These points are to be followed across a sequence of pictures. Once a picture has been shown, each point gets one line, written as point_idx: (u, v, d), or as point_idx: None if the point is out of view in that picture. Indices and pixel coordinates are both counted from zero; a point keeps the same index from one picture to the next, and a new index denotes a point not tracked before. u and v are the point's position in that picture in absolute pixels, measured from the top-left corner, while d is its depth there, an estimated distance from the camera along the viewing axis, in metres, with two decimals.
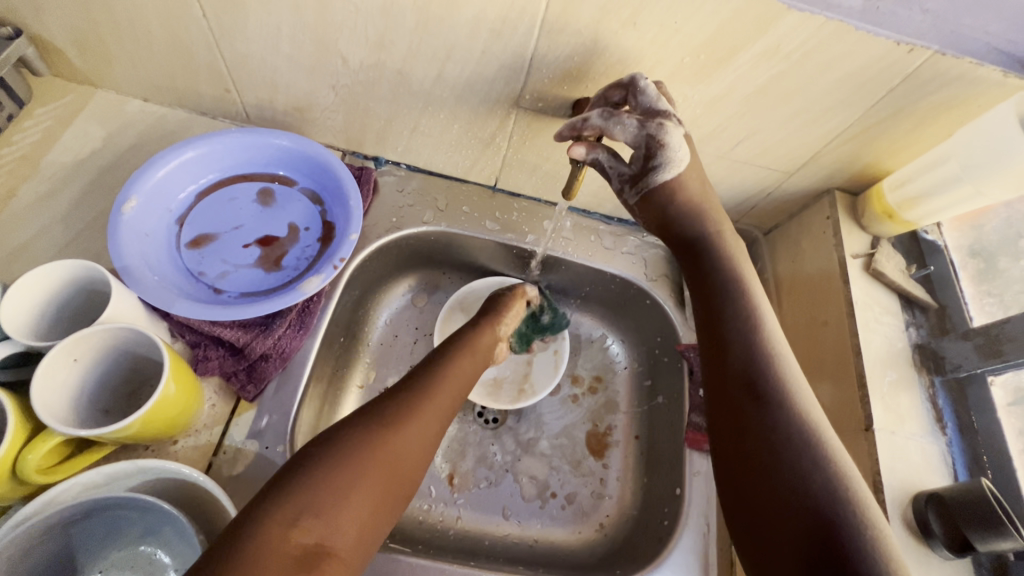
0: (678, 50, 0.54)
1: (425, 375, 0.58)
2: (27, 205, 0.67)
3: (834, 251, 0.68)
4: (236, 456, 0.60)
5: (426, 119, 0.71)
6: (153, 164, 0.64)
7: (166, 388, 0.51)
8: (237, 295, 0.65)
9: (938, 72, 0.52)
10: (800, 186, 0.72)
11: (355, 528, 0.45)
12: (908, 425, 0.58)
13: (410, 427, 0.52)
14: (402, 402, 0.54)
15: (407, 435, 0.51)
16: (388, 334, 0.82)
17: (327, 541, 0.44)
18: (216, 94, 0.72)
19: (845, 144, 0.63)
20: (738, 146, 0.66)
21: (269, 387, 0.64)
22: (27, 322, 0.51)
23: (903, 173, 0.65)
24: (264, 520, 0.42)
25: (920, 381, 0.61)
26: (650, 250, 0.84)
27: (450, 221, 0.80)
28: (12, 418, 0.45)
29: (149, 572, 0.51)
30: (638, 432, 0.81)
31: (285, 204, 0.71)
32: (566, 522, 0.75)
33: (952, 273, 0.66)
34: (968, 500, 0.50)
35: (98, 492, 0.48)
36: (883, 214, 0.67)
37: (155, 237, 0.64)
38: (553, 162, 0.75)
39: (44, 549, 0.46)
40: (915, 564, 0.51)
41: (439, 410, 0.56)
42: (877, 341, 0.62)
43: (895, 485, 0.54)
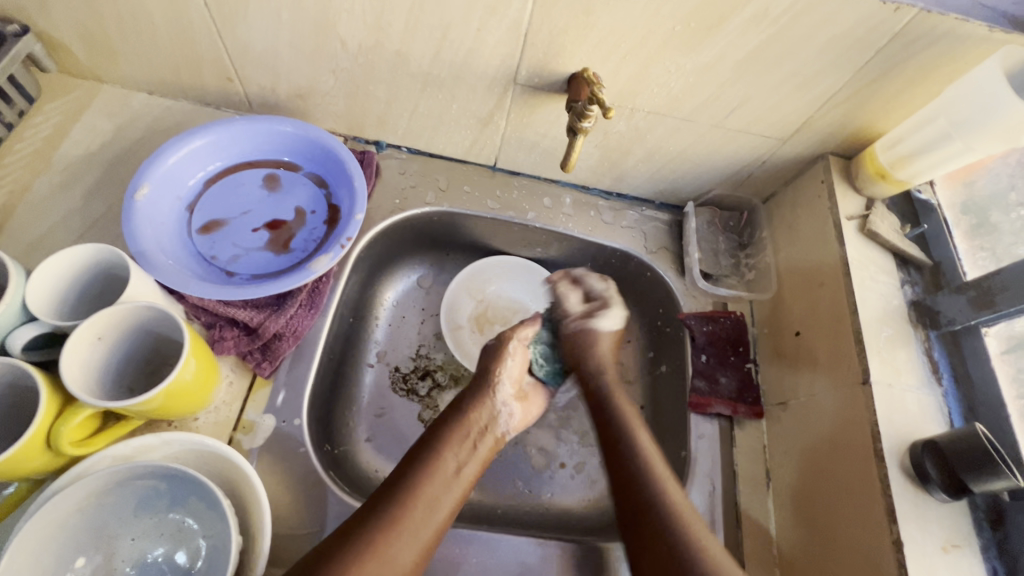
0: (668, 18, 0.56)
1: (431, 448, 0.61)
2: (41, 198, 0.69)
3: (829, 214, 0.70)
4: (255, 429, 0.62)
5: (425, 100, 0.72)
6: (162, 152, 0.66)
7: (185, 364, 0.53)
8: (248, 278, 0.67)
9: (925, 30, 0.54)
10: (793, 153, 0.73)
11: None
12: (904, 377, 0.59)
13: (431, 485, 0.58)
14: (422, 464, 0.59)
15: (432, 495, 0.57)
16: (395, 315, 0.84)
17: None
18: (219, 84, 0.74)
19: (837, 106, 0.64)
20: (732, 115, 0.67)
21: (284, 364, 0.66)
22: (50, 304, 0.53)
23: (894, 133, 0.66)
24: None
25: (915, 336, 0.62)
26: (649, 224, 0.85)
27: (451, 202, 0.81)
28: (43, 394, 0.47)
29: (179, 539, 0.53)
30: (642, 403, 0.82)
31: (290, 188, 0.72)
32: (576, 489, 0.77)
33: (946, 231, 0.67)
34: (964, 447, 0.52)
35: (126, 463, 0.50)
36: (875, 175, 0.68)
37: (167, 224, 0.66)
38: (550, 139, 0.76)
39: (80, 519, 0.49)
40: (913, 509, 0.53)
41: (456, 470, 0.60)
42: (872, 299, 0.63)
43: (892, 435, 0.56)
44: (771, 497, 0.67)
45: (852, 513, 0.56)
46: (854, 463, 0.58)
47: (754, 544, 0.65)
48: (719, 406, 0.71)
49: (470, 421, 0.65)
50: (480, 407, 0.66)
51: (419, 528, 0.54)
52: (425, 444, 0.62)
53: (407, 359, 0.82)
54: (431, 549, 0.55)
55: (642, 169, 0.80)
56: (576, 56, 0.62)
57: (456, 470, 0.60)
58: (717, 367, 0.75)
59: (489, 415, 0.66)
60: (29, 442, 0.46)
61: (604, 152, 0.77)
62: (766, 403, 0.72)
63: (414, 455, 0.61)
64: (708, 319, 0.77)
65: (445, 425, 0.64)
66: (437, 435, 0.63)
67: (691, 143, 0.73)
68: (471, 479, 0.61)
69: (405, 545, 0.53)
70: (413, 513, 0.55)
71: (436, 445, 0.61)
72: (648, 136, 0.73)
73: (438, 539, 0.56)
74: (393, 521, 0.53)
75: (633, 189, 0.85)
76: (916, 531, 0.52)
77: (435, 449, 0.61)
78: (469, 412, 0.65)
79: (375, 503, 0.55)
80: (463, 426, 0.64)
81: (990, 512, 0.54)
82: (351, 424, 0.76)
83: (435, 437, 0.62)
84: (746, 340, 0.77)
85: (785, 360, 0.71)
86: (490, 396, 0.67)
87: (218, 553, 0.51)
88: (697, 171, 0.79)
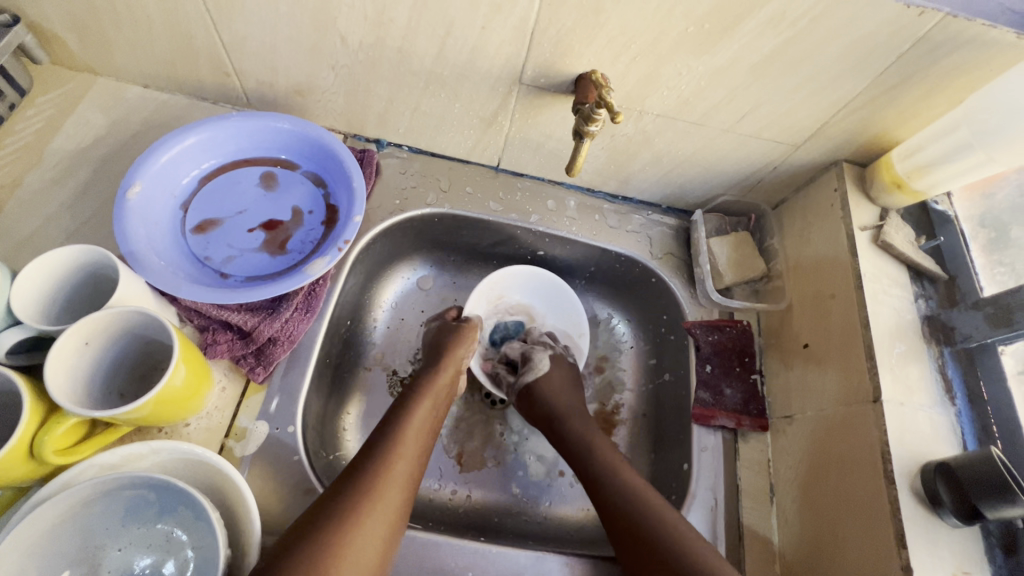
0: (681, 20, 0.53)
1: (404, 404, 0.64)
2: (32, 194, 0.68)
3: (842, 223, 0.68)
4: (247, 436, 0.61)
5: (427, 99, 0.70)
6: (156, 148, 0.64)
7: (175, 370, 0.51)
8: (243, 279, 0.65)
9: (950, 36, 0.51)
10: (806, 159, 0.71)
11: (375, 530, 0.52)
12: (916, 396, 0.57)
13: (409, 433, 0.61)
14: (397, 417, 0.62)
15: (409, 441, 0.60)
16: (394, 317, 0.83)
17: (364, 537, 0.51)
18: (216, 79, 0.72)
19: (853, 113, 0.62)
20: (744, 120, 0.65)
21: (278, 369, 0.64)
22: (36, 307, 0.51)
23: (912, 141, 0.63)
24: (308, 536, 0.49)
25: (929, 352, 0.60)
26: (655, 229, 0.83)
27: (453, 203, 0.79)
28: (27, 402, 0.45)
29: (166, 550, 0.51)
30: (644, 411, 0.81)
31: (287, 188, 0.71)
32: (575, 499, 0.76)
33: (963, 244, 0.65)
34: (980, 473, 0.50)
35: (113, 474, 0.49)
36: (891, 184, 0.66)
37: (160, 223, 0.64)
38: (555, 140, 0.74)
39: (64, 529, 0.47)
40: (924, 534, 0.51)
41: (426, 422, 0.63)
42: (885, 313, 0.61)
43: (904, 456, 0.54)
44: (775, 513, 0.66)
45: (860, 534, 0.55)
46: (862, 481, 0.56)
47: (757, 562, 0.63)
48: (724, 418, 0.70)
49: (438, 384, 0.67)
50: (448, 363, 0.69)
51: (404, 470, 0.58)
52: (398, 403, 0.64)
53: (406, 363, 0.81)
54: (411, 500, 0.57)
55: (648, 172, 0.77)
56: (584, 57, 0.60)
57: (425, 422, 0.63)
58: (722, 378, 0.73)
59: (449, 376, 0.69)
60: (11, 451, 0.44)
61: (611, 154, 0.74)
62: (771, 416, 0.71)
63: (389, 415, 0.63)
64: (713, 329, 0.75)
65: (418, 384, 0.67)
66: (409, 393, 0.66)
67: (700, 148, 0.71)
68: (431, 434, 0.64)
69: (394, 489, 0.56)
70: (398, 457, 0.58)
71: (410, 402, 0.64)
72: (656, 139, 0.71)
73: (416, 483, 0.59)
74: (381, 465, 0.56)
75: (639, 193, 0.83)
76: (927, 557, 0.50)
77: (409, 404, 0.64)
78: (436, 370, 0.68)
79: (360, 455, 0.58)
80: (435, 384, 0.67)
81: (1003, 538, 0.52)
82: (348, 429, 0.74)
83: (411, 393, 0.66)
84: (751, 350, 0.75)
85: (791, 372, 0.70)
86: (459, 353, 0.71)
87: (206, 567, 0.50)
88: (705, 176, 0.77)
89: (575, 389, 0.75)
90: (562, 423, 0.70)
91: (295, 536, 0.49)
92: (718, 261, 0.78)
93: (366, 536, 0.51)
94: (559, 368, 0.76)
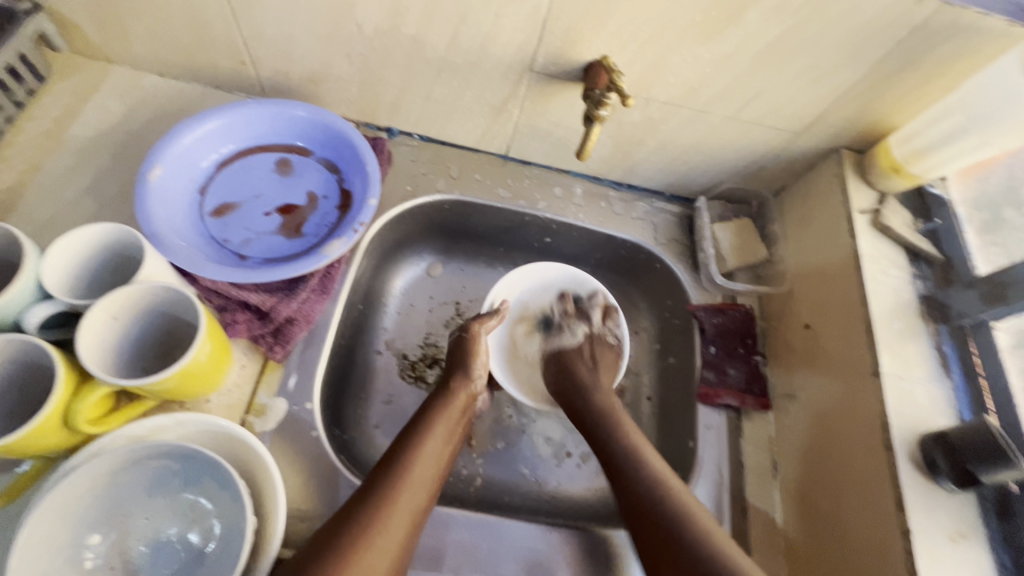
0: (689, 8, 0.56)
1: (416, 431, 0.64)
2: (52, 178, 0.69)
3: (842, 207, 0.70)
4: (266, 412, 0.62)
5: (439, 87, 0.72)
6: (176, 132, 0.65)
7: (200, 346, 0.53)
8: (260, 261, 0.66)
9: (946, 24, 0.54)
10: (806, 146, 0.73)
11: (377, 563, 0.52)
12: (914, 370, 0.60)
13: (419, 463, 0.60)
14: (408, 445, 0.62)
15: (419, 470, 0.60)
16: (404, 303, 0.85)
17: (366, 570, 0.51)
18: (232, 67, 0.74)
19: (853, 100, 0.64)
20: (747, 107, 0.67)
21: (296, 348, 0.66)
22: (64, 283, 0.53)
23: (909, 127, 0.65)
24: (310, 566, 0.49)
25: (926, 330, 0.62)
26: (660, 216, 0.85)
27: (463, 189, 0.81)
28: (61, 372, 0.47)
29: (192, 520, 0.53)
30: (649, 393, 0.83)
31: (302, 173, 0.72)
32: (583, 478, 0.78)
33: (958, 226, 0.67)
34: (980, 441, 0.52)
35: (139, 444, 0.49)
36: (889, 169, 0.68)
37: (179, 206, 0.65)
38: (564, 128, 0.76)
39: (94, 497, 0.49)
40: (923, 500, 0.53)
41: (438, 449, 0.63)
42: (884, 292, 0.64)
43: (902, 427, 0.56)
44: (778, 488, 0.68)
45: (860, 503, 0.57)
46: (862, 451, 0.58)
47: (761, 534, 0.65)
48: (728, 397, 0.72)
49: (451, 411, 0.67)
50: (462, 388, 0.70)
51: (413, 499, 0.57)
52: (410, 429, 0.64)
53: (416, 347, 0.83)
54: (420, 529, 0.57)
55: (653, 160, 0.79)
56: (594, 44, 0.62)
57: (437, 450, 0.63)
58: (725, 359, 0.75)
59: (465, 402, 0.69)
60: (46, 419, 0.46)
61: (617, 142, 0.76)
62: (774, 395, 0.73)
63: (400, 441, 0.63)
64: (717, 311, 0.77)
65: (430, 411, 0.67)
66: (422, 419, 0.66)
67: (704, 135, 0.73)
68: (447, 464, 0.64)
69: (400, 521, 0.55)
70: (408, 486, 0.58)
71: (422, 430, 0.64)
72: (662, 127, 0.73)
73: (428, 511, 0.58)
74: (388, 496, 0.56)
75: (644, 180, 0.85)
76: (925, 520, 0.52)
77: (423, 431, 0.64)
78: (450, 396, 0.68)
79: (371, 480, 0.58)
80: (448, 410, 0.67)
81: (998, 503, 0.54)
82: (361, 409, 0.76)
83: (424, 419, 0.66)
84: (754, 332, 0.77)
85: (792, 352, 0.72)
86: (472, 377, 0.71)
87: (232, 534, 0.51)
88: (708, 164, 0.79)
89: (611, 367, 0.76)
90: (575, 402, 0.71)
91: (299, 564, 0.50)
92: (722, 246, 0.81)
93: (368, 568, 0.51)
94: (598, 345, 0.78)
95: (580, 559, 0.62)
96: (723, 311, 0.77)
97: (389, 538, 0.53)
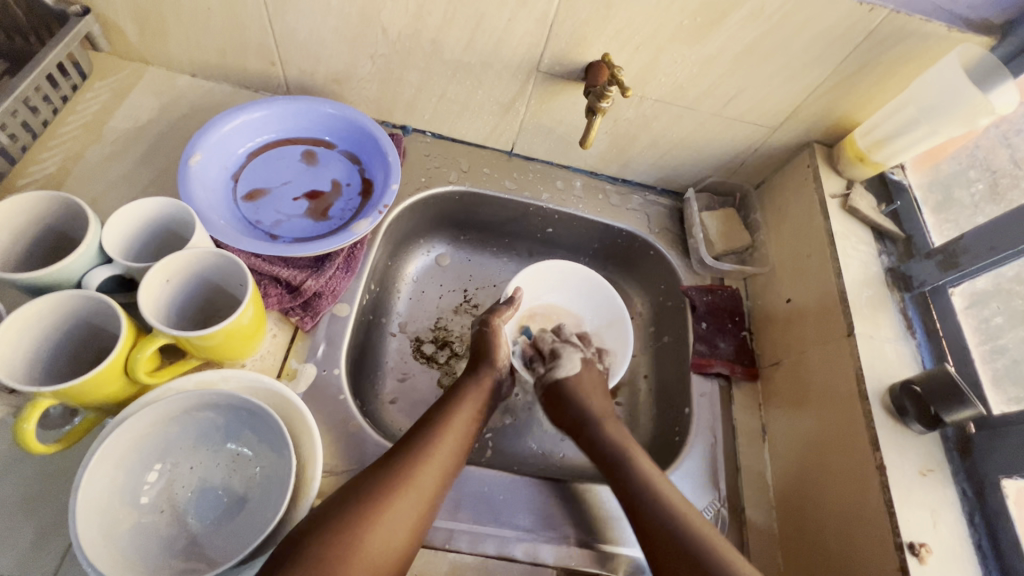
0: (677, 14, 0.64)
1: (449, 403, 0.68)
2: (93, 166, 0.74)
3: (815, 193, 0.78)
4: (297, 376, 0.67)
5: (453, 86, 0.79)
6: (215, 122, 0.72)
7: (244, 309, 0.57)
8: (290, 240, 0.72)
9: (895, 29, 0.63)
10: (782, 141, 0.82)
11: (408, 511, 0.56)
12: (883, 331, 0.67)
13: (450, 431, 0.64)
14: (441, 416, 0.66)
15: (449, 437, 0.64)
16: (416, 290, 0.91)
17: (396, 515, 0.55)
18: (261, 68, 0.80)
19: (821, 97, 0.73)
20: (729, 104, 0.76)
21: (322, 320, 0.71)
22: (119, 251, 0.58)
23: (870, 122, 0.75)
24: (348, 504, 0.54)
25: (892, 297, 0.70)
26: (652, 208, 0.93)
27: (472, 181, 0.88)
28: (124, 324, 0.52)
29: (234, 469, 0.57)
30: (647, 371, 0.89)
31: (327, 164, 0.79)
32: (586, 451, 0.83)
33: (916, 208, 0.76)
34: (938, 385, 0.59)
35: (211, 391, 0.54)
36: (855, 158, 0.77)
37: (216, 189, 0.71)
38: (565, 125, 0.84)
39: (147, 444, 0.53)
40: (895, 439, 0.60)
41: (467, 420, 0.67)
42: (854, 266, 0.72)
43: (875, 379, 0.63)
44: (766, 449, 0.74)
45: (842, 449, 0.63)
46: (839, 403, 0.65)
47: (754, 488, 0.71)
48: (719, 366, 0.78)
49: (479, 387, 0.72)
50: (492, 370, 0.74)
51: (443, 460, 0.61)
52: (443, 401, 0.69)
53: (428, 329, 0.88)
54: (447, 488, 0.61)
55: (646, 155, 0.87)
56: (594, 46, 0.70)
57: (468, 422, 0.67)
58: (717, 333, 0.81)
59: (492, 386, 0.73)
60: (111, 365, 0.50)
61: (614, 138, 0.84)
62: (760, 365, 0.80)
63: (434, 410, 0.67)
64: (707, 291, 0.84)
65: (459, 388, 0.71)
66: (452, 395, 0.70)
67: (691, 131, 0.82)
68: (475, 436, 0.68)
69: (430, 477, 0.59)
70: (433, 451, 0.61)
71: (454, 401, 0.69)
72: (653, 124, 0.81)
73: (453, 475, 0.62)
74: (420, 454, 0.60)
75: (637, 175, 0.92)
76: (897, 457, 0.59)
77: (453, 403, 0.68)
78: (480, 375, 0.73)
79: (405, 440, 0.62)
80: (477, 389, 0.72)
81: (960, 443, 0.61)
82: (380, 385, 0.81)
83: (456, 394, 0.70)
84: (741, 311, 0.84)
85: (775, 325, 0.79)
86: (497, 363, 0.74)
87: (272, 480, 0.56)
88: (696, 159, 0.87)
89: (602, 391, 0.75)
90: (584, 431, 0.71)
91: (339, 499, 0.55)
92: (711, 234, 0.88)
93: (399, 511, 0.55)
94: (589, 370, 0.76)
95: (589, 511, 0.67)
96: (714, 290, 0.84)
97: (420, 490, 0.58)
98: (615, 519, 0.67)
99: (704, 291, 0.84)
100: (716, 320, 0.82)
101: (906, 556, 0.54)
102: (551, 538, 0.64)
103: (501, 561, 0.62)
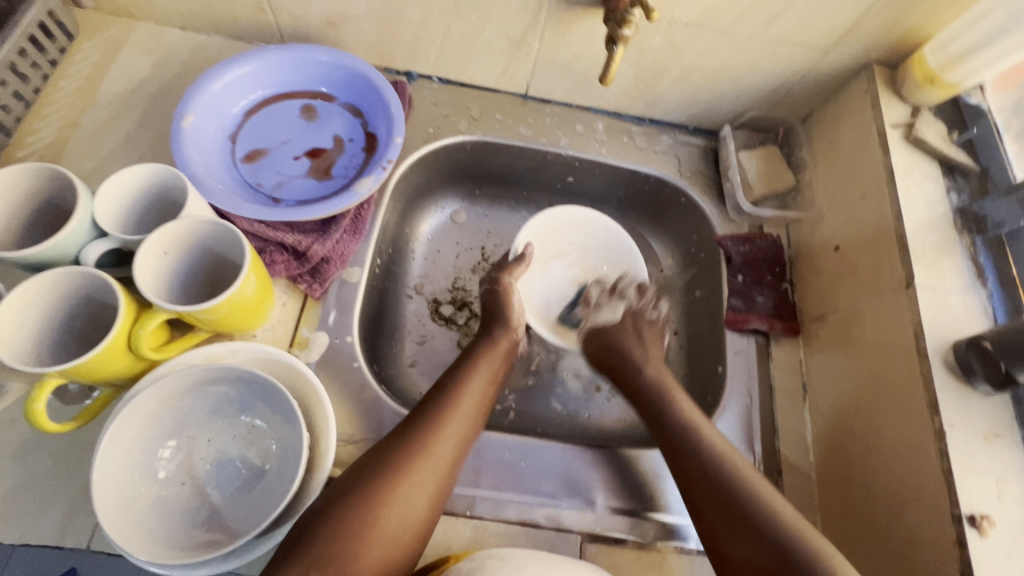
0: None
1: (462, 369, 0.65)
2: (89, 134, 0.71)
3: (873, 124, 0.68)
4: (309, 344, 0.65)
5: (457, 22, 0.71)
6: (206, 80, 0.67)
7: (246, 279, 0.55)
8: (294, 204, 0.68)
9: None
10: (836, 64, 0.72)
11: (424, 481, 0.54)
12: (949, 280, 0.59)
13: (464, 398, 0.62)
14: (454, 382, 0.63)
15: (464, 404, 0.61)
16: (430, 249, 0.87)
17: (413, 487, 0.53)
18: (251, 16, 0.74)
19: (887, 7, 0.62)
20: (774, 24, 0.66)
21: (332, 287, 0.68)
22: (114, 224, 0.55)
23: (944, 35, 0.64)
24: (363, 477, 0.53)
25: (961, 241, 0.62)
26: (684, 149, 0.84)
27: (484, 130, 0.81)
28: (122, 299, 0.50)
29: (249, 441, 0.56)
30: (677, 328, 0.84)
31: (327, 118, 0.73)
32: (613, 411, 0.80)
33: (994, 135, 0.66)
34: (1011, 340, 0.52)
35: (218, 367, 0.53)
36: (923, 80, 0.66)
37: (212, 152, 0.67)
38: (584, 60, 0.75)
39: (161, 419, 0.53)
40: (957, 401, 0.54)
41: (482, 385, 0.64)
42: (917, 206, 0.63)
43: (937, 334, 0.56)
44: (808, 409, 0.69)
45: (896, 412, 0.57)
46: (894, 362, 0.59)
47: (793, 451, 0.67)
48: (757, 321, 0.72)
49: (494, 350, 0.69)
50: (507, 332, 0.71)
51: (458, 429, 0.59)
52: (456, 367, 0.66)
53: (445, 290, 0.85)
54: (464, 456, 0.59)
55: (676, 90, 0.78)
56: None
57: (483, 387, 0.64)
58: (754, 286, 0.75)
59: (508, 348, 0.70)
60: (114, 342, 0.49)
61: (639, 72, 0.75)
62: (803, 320, 0.73)
63: (447, 376, 0.65)
64: (744, 241, 0.76)
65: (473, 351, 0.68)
66: (466, 359, 0.67)
67: (729, 59, 0.72)
68: (491, 401, 0.65)
69: (445, 446, 0.57)
70: (448, 420, 0.59)
71: (469, 367, 0.66)
72: (683, 53, 0.71)
73: (468, 444, 0.60)
74: (435, 423, 0.58)
75: (666, 113, 0.84)
76: (959, 419, 0.53)
77: (467, 368, 0.66)
78: (495, 338, 0.70)
79: (419, 408, 0.60)
80: (491, 351, 0.68)
81: None
82: (399, 348, 0.79)
83: (469, 359, 0.67)
84: (782, 261, 0.77)
85: (821, 275, 0.72)
86: (512, 326, 0.71)
87: (287, 453, 0.55)
88: (734, 91, 0.78)
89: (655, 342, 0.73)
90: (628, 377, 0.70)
91: (355, 472, 0.53)
92: (750, 177, 0.80)
93: (415, 483, 0.54)
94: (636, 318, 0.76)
95: (616, 477, 0.65)
96: (751, 237, 0.77)
97: (435, 461, 0.56)
98: (642, 484, 0.64)
99: (742, 241, 0.77)
100: (754, 272, 0.75)
101: (966, 528, 0.49)
102: (575, 504, 0.62)
103: (523, 527, 0.60)
